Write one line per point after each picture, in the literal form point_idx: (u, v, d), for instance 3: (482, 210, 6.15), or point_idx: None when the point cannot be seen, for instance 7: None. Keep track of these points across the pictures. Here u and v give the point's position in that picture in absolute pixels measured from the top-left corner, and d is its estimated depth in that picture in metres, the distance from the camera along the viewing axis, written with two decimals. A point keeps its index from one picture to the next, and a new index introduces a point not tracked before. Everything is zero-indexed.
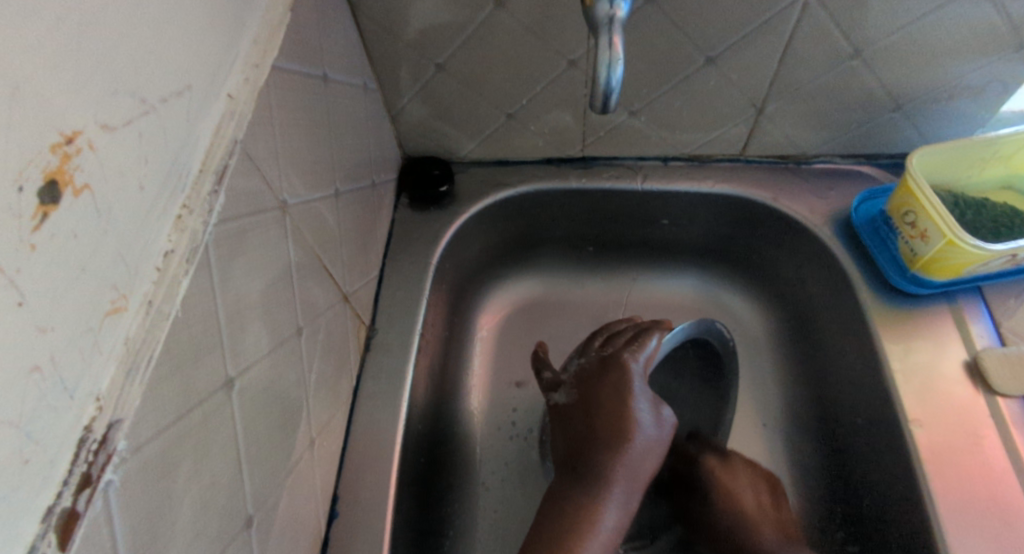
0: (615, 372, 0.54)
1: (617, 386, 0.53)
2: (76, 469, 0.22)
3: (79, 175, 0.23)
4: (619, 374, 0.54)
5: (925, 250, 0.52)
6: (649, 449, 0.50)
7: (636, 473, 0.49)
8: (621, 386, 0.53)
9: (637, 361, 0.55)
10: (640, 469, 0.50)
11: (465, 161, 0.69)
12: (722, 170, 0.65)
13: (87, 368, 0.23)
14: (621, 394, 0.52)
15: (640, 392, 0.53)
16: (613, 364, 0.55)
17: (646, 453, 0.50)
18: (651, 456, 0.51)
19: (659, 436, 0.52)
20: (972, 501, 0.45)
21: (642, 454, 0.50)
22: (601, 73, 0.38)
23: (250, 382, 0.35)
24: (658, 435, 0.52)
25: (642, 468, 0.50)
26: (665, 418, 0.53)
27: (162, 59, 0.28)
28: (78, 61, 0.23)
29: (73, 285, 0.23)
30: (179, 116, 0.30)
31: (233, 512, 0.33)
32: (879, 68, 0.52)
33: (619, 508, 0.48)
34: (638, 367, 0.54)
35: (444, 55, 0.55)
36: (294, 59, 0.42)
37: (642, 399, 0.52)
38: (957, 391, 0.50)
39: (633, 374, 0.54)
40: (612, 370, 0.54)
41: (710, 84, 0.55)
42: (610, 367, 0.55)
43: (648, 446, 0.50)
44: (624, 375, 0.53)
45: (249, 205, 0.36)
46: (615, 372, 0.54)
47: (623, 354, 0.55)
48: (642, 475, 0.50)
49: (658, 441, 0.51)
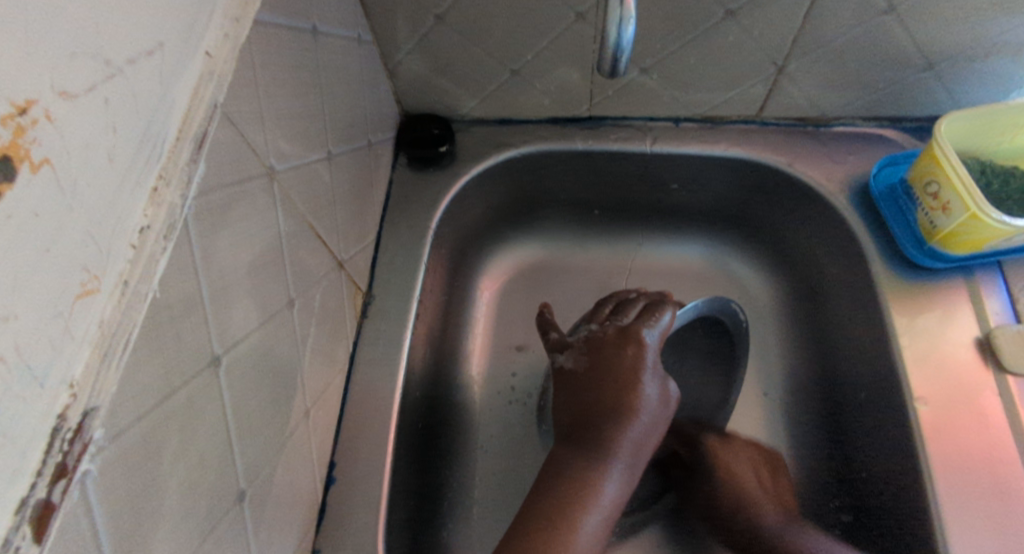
0: (630, 345, 0.52)
1: (632, 361, 0.51)
2: (50, 460, 0.22)
3: (37, 149, 0.21)
4: (635, 348, 0.52)
5: (946, 224, 0.49)
6: (654, 426, 0.50)
7: (641, 449, 0.49)
8: (636, 361, 0.51)
9: (653, 335, 0.53)
10: (643, 445, 0.50)
11: (467, 119, 0.66)
12: (737, 132, 0.62)
13: (58, 354, 0.22)
14: (635, 370, 0.51)
15: (653, 369, 0.51)
16: (628, 335, 0.52)
17: (652, 430, 0.50)
18: (654, 432, 0.51)
19: (663, 412, 0.51)
20: (972, 479, 0.45)
21: (647, 429, 0.50)
22: (611, 31, 0.35)
23: (239, 357, 0.34)
24: (664, 412, 0.51)
25: (646, 444, 0.50)
26: (671, 395, 0.52)
27: (128, 16, 0.25)
28: (27, 21, 0.21)
29: (38, 267, 0.21)
30: (151, 79, 0.27)
31: (225, 487, 0.33)
32: (914, 23, 0.48)
33: (621, 482, 0.48)
34: (653, 341, 0.53)
35: (444, 5, 0.51)
36: (279, 10, 0.39)
37: (654, 375, 0.51)
38: (966, 368, 0.49)
39: (648, 350, 0.52)
40: (629, 343, 0.52)
41: (728, 40, 0.52)
42: (626, 339, 0.52)
43: (654, 423, 0.50)
44: (641, 350, 0.51)
45: (231, 173, 0.34)
46: (632, 345, 0.52)
47: (640, 326, 0.53)
48: (644, 450, 0.50)
49: (662, 418, 0.51)
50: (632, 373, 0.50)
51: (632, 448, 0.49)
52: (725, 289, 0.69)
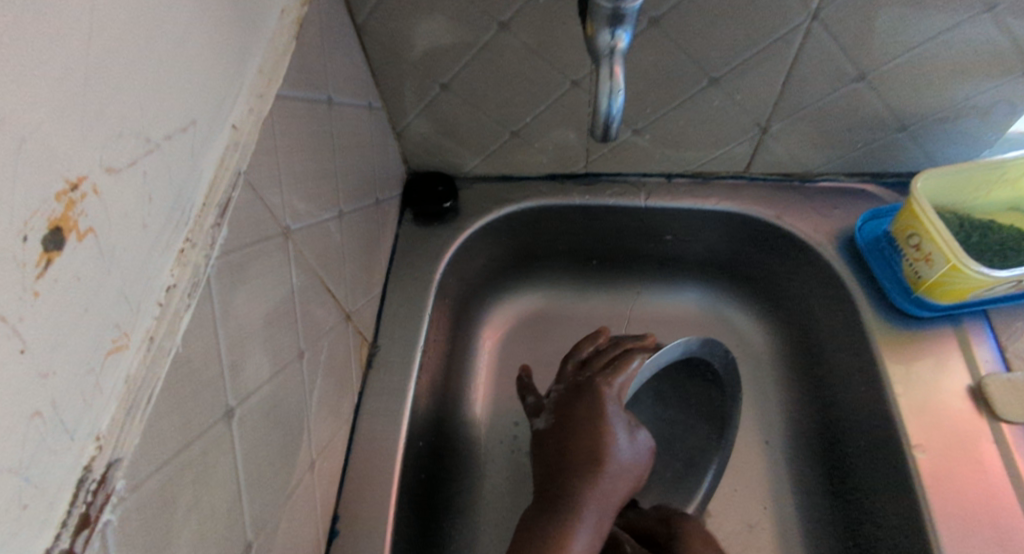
0: (590, 399, 0.53)
1: (591, 413, 0.52)
2: (75, 510, 0.23)
3: (83, 219, 0.24)
4: (594, 401, 0.53)
5: (930, 274, 0.51)
6: (624, 472, 0.50)
7: (616, 482, 0.49)
8: (596, 412, 0.52)
9: (614, 386, 0.53)
10: (613, 494, 0.49)
11: (469, 177, 0.69)
12: (726, 187, 0.65)
13: (89, 408, 0.24)
14: (596, 423, 0.51)
15: (617, 419, 0.52)
16: (589, 390, 0.54)
17: (622, 474, 0.50)
18: (625, 483, 0.50)
19: (634, 462, 0.51)
20: (973, 527, 0.45)
21: (615, 479, 0.49)
22: (602, 102, 0.38)
23: (251, 409, 0.36)
24: (634, 455, 0.51)
25: (617, 490, 0.49)
26: (640, 439, 0.52)
27: (168, 98, 0.29)
28: (85, 109, 0.23)
29: (78, 326, 0.23)
30: (184, 152, 0.30)
31: (232, 539, 0.34)
32: (885, 89, 0.52)
33: (593, 532, 0.47)
34: (614, 392, 0.53)
35: (448, 75, 0.55)
36: (300, 86, 0.42)
37: (618, 426, 0.51)
38: (960, 414, 0.50)
39: (608, 401, 0.52)
40: (589, 397, 0.53)
41: (714, 104, 0.55)
42: (587, 393, 0.53)
43: (624, 464, 0.50)
44: (598, 401, 0.52)
45: (251, 234, 0.36)
46: (592, 398, 0.53)
47: (599, 380, 0.54)
48: (616, 498, 0.49)
49: (632, 468, 0.51)
50: (591, 426, 0.51)
51: (599, 501, 0.48)
52: (722, 337, 0.71)
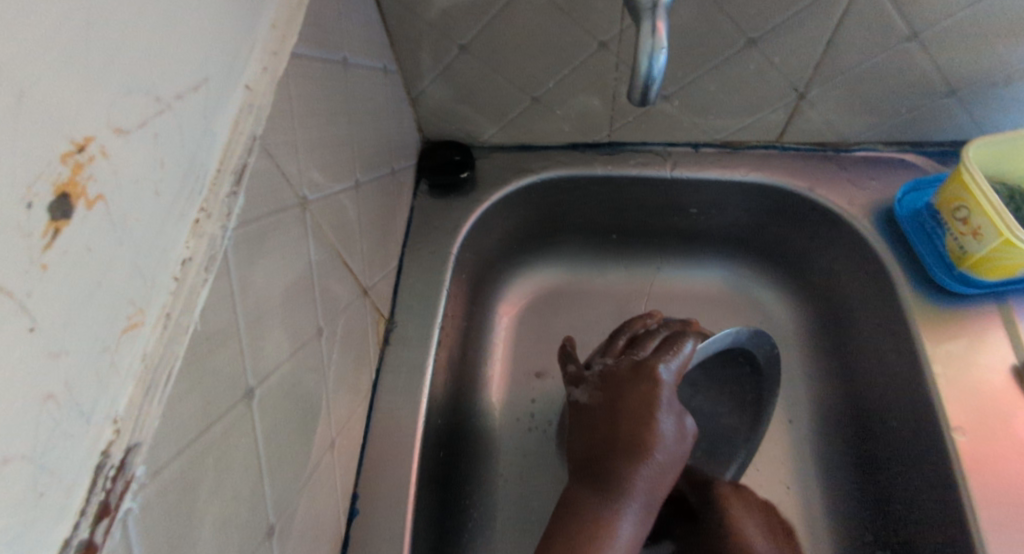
0: (644, 381, 0.51)
1: (643, 396, 0.50)
2: (94, 499, 0.21)
3: (92, 185, 0.21)
4: (649, 384, 0.50)
5: (977, 249, 0.49)
6: (672, 464, 0.49)
7: (664, 472, 0.49)
8: (649, 396, 0.50)
9: (669, 370, 0.51)
10: (661, 485, 0.48)
11: (487, 146, 0.66)
12: (756, 157, 0.62)
13: (104, 389, 0.22)
14: (649, 407, 0.49)
15: (669, 404, 0.50)
16: (642, 371, 0.51)
17: (670, 465, 0.49)
18: (671, 474, 0.49)
19: (681, 449, 0.50)
20: (1016, 512, 0.43)
21: (664, 467, 0.49)
22: (642, 62, 0.35)
23: (272, 388, 0.34)
24: (682, 448, 0.50)
25: (664, 481, 0.49)
26: (688, 429, 0.51)
27: (178, 51, 0.26)
28: (89, 62, 0.21)
29: (90, 300, 0.21)
30: (196, 113, 0.28)
31: (256, 523, 0.33)
32: (936, 50, 0.49)
33: (639, 518, 0.47)
34: (669, 377, 0.51)
35: (468, 35, 0.52)
36: (314, 45, 0.40)
37: (669, 413, 0.50)
38: (1002, 397, 0.48)
39: (663, 386, 0.51)
40: (642, 379, 0.51)
41: (750, 67, 0.52)
42: (640, 375, 0.51)
43: (672, 458, 0.49)
44: (653, 385, 0.50)
45: (269, 204, 0.34)
46: (645, 381, 0.51)
47: (655, 361, 0.52)
48: (662, 489, 0.49)
49: (679, 455, 0.50)
50: (645, 410, 0.49)
51: (648, 487, 0.48)
52: (746, 313, 0.69)
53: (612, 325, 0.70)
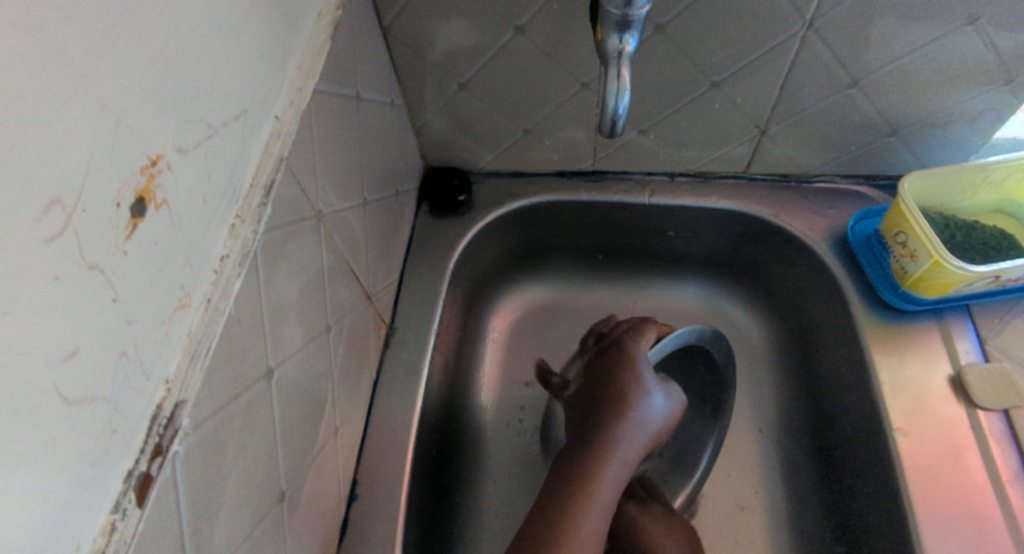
0: (618, 353, 0.57)
1: (620, 363, 0.55)
2: (150, 440, 0.27)
3: (160, 192, 0.27)
4: (622, 354, 0.56)
5: (915, 269, 0.54)
6: (654, 417, 0.52)
7: (639, 428, 0.51)
8: (625, 362, 0.55)
9: (641, 344, 0.57)
10: (645, 434, 0.51)
11: (483, 172, 0.73)
12: (726, 186, 0.69)
13: (160, 354, 0.28)
14: (626, 369, 0.55)
15: (645, 369, 0.55)
16: (616, 347, 0.57)
17: (645, 420, 0.52)
18: (648, 431, 0.52)
19: (664, 407, 0.54)
20: (949, 505, 0.48)
21: (649, 416, 0.52)
22: (610, 100, 0.41)
23: (286, 372, 0.39)
24: (665, 408, 0.54)
25: (640, 439, 0.51)
26: (660, 396, 0.54)
27: (226, 89, 0.32)
28: (163, 97, 0.27)
29: (153, 282, 0.27)
30: (236, 138, 0.34)
31: (270, 488, 0.38)
32: (876, 95, 0.55)
33: (627, 463, 0.49)
34: (641, 348, 0.57)
35: (466, 75, 0.59)
36: (332, 82, 0.46)
37: (648, 375, 0.54)
38: (941, 404, 0.53)
39: (637, 353, 0.56)
40: (609, 357, 0.57)
41: (715, 106, 0.59)
42: (614, 349, 0.57)
43: (646, 414, 0.52)
44: (627, 353, 0.56)
45: (290, 215, 0.40)
46: (620, 352, 0.57)
47: (625, 338, 0.58)
48: (647, 439, 0.52)
49: (661, 413, 0.53)
50: (622, 371, 0.54)
51: (633, 432, 0.51)
52: (720, 329, 0.74)
53: None
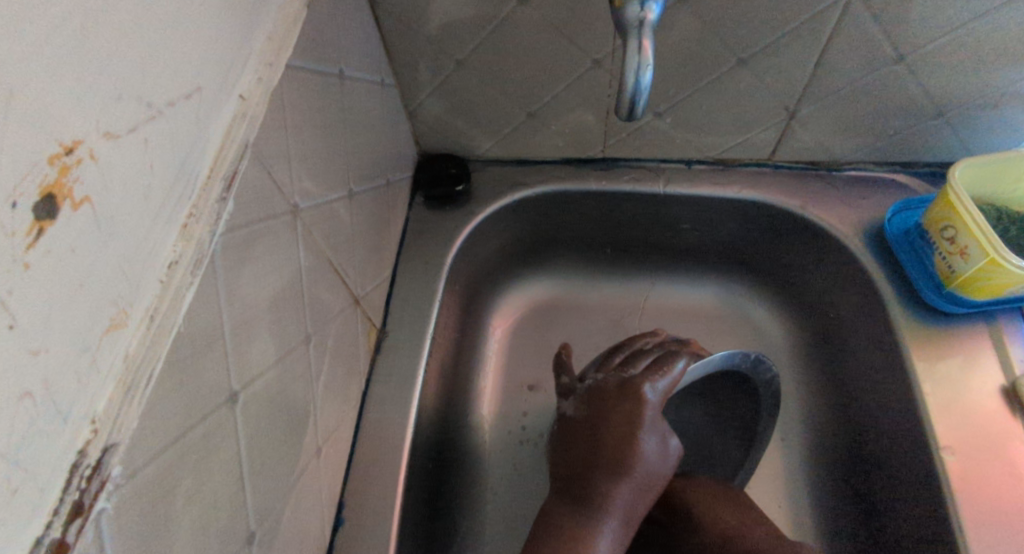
0: (631, 400, 0.51)
1: (629, 416, 0.51)
2: (67, 497, 0.22)
3: (79, 187, 0.22)
4: (634, 404, 0.51)
5: (964, 268, 0.49)
6: (651, 485, 0.50)
7: (642, 491, 0.50)
8: (635, 416, 0.50)
9: (655, 391, 0.52)
10: (638, 506, 0.49)
11: (483, 159, 0.67)
12: (749, 174, 0.63)
13: (83, 388, 0.22)
14: (633, 427, 0.50)
15: (654, 425, 0.51)
16: (629, 390, 0.52)
17: (649, 484, 0.50)
18: (651, 494, 0.50)
19: (662, 469, 0.51)
20: (1006, 532, 0.43)
21: (644, 486, 0.50)
22: (629, 77, 0.35)
23: (255, 393, 0.34)
24: (663, 468, 0.51)
25: (643, 501, 0.50)
26: (670, 447, 0.51)
27: (173, 60, 0.27)
28: (80, 67, 0.22)
29: (72, 300, 0.22)
30: (187, 120, 0.28)
31: (235, 528, 0.33)
32: (923, 72, 0.49)
33: (615, 538, 0.48)
34: (655, 397, 0.52)
35: (464, 51, 0.53)
36: (310, 58, 0.40)
37: (653, 435, 0.50)
38: (993, 417, 0.48)
39: (649, 407, 0.51)
40: (628, 397, 0.51)
41: (741, 86, 0.53)
42: (627, 393, 0.52)
43: (653, 477, 0.50)
44: (639, 405, 0.51)
45: (259, 210, 0.35)
46: (631, 400, 0.51)
47: (642, 381, 0.52)
48: (640, 508, 0.50)
49: (660, 475, 0.51)
50: (628, 429, 0.50)
51: (626, 507, 0.49)
52: (739, 329, 0.69)
53: (605, 339, 0.70)
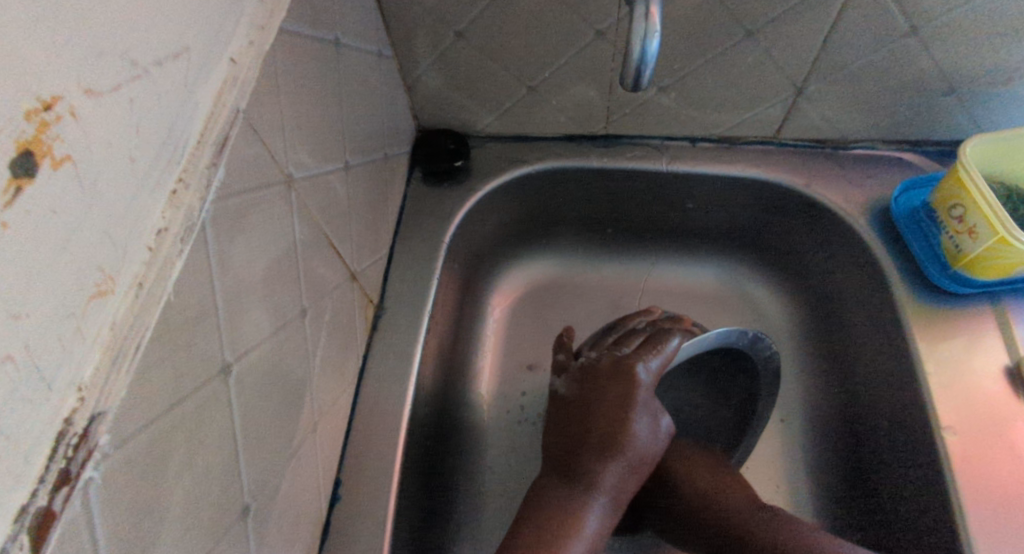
0: (623, 380, 0.51)
1: (621, 395, 0.50)
2: (54, 466, 0.21)
3: (59, 145, 0.21)
4: (627, 384, 0.50)
5: (972, 248, 0.48)
6: (641, 464, 0.50)
7: (631, 470, 0.49)
8: (627, 395, 0.50)
9: (649, 370, 0.51)
10: (628, 484, 0.49)
11: (482, 135, 0.66)
12: (754, 153, 0.62)
13: (68, 355, 0.22)
14: (624, 407, 0.50)
15: (646, 405, 0.50)
16: (622, 369, 0.51)
17: (639, 462, 0.50)
18: (640, 473, 0.50)
19: (653, 447, 0.50)
20: (1006, 512, 0.43)
21: (633, 465, 0.49)
22: (635, 45, 0.34)
23: (250, 366, 0.34)
24: (654, 447, 0.51)
25: (633, 479, 0.50)
26: (662, 427, 0.51)
27: (157, 16, 0.25)
28: (59, 18, 0.20)
29: (54, 264, 0.21)
30: (175, 82, 0.27)
31: (229, 502, 0.32)
32: (936, 46, 0.48)
33: (603, 515, 0.48)
34: (647, 377, 0.51)
35: (465, 21, 0.52)
36: (304, 23, 0.39)
37: (644, 414, 0.50)
38: (995, 398, 0.48)
39: (641, 387, 0.50)
40: (620, 377, 0.51)
41: (748, 60, 0.52)
42: (619, 372, 0.51)
43: (643, 457, 0.50)
44: (631, 385, 0.50)
45: (252, 179, 0.34)
46: (624, 379, 0.51)
47: (635, 361, 0.51)
48: (630, 486, 0.50)
49: (651, 455, 0.50)
50: (620, 409, 0.50)
51: (615, 486, 0.49)
52: (740, 310, 0.68)
53: (604, 319, 0.69)
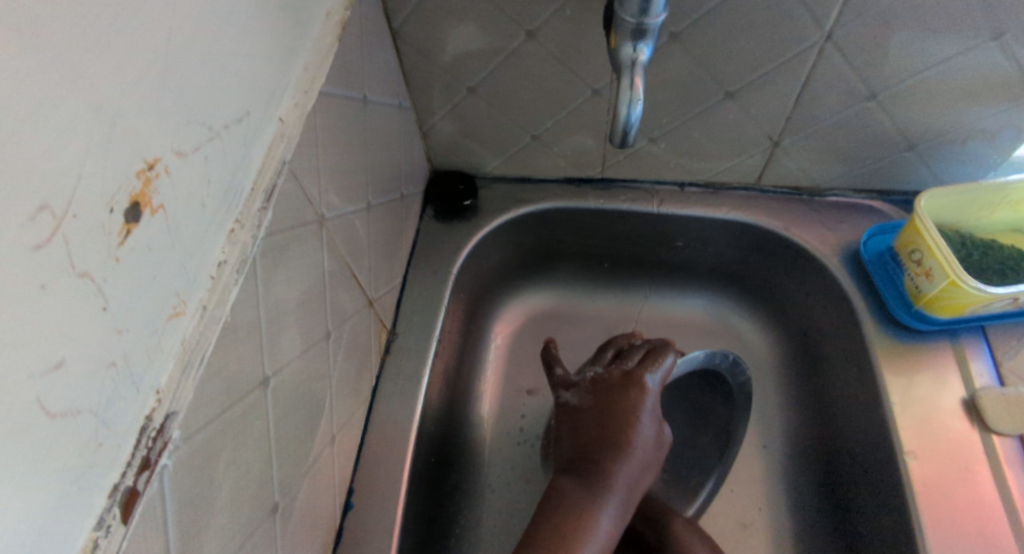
0: (633, 389, 0.55)
1: (632, 402, 0.54)
2: (137, 453, 0.26)
3: (156, 196, 0.26)
4: (637, 392, 0.55)
5: (930, 288, 0.53)
6: (649, 465, 0.54)
7: (642, 469, 0.53)
8: (637, 402, 0.54)
9: (654, 380, 0.56)
10: (638, 482, 0.53)
11: (489, 177, 0.72)
12: (737, 198, 0.67)
13: (152, 363, 0.27)
14: (635, 412, 0.54)
15: (652, 412, 0.55)
16: (632, 380, 0.56)
17: (647, 464, 0.54)
18: (646, 473, 0.54)
19: (656, 451, 0.55)
20: (960, 532, 0.47)
21: (642, 468, 0.53)
22: (622, 110, 0.40)
23: (284, 380, 0.39)
24: (657, 451, 0.55)
25: (641, 478, 0.54)
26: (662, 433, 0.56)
27: (228, 91, 0.31)
28: (162, 99, 0.26)
29: (146, 290, 0.26)
30: (237, 141, 0.33)
31: (262, 498, 0.37)
32: (894, 109, 0.54)
33: (618, 511, 0.51)
34: (653, 386, 0.56)
35: (476, 79, 0.58)
36: (339, 85, 0.45)
37: (651, 419, 0.55)
38: (953, 425, 0.52)
39: (648, 395, 0.55)
40: (631, 387, 0.55)
41: (728, 117, 0.58)
42: (629, 383, 0.56)
43: (650, 458, 0.54)
44: (640, 393, 0.55)
45: (292, 219, 0.39)
46: (634, 389, 0.55)
47: (642, 372, 0.56)
48: (639, 486, 0.53)
49: (655, 458, 0.55)
50: (631, 414, 0.54)
51: (629, 485, 0.52)
52: (725, 341, 0.73)
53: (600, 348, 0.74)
